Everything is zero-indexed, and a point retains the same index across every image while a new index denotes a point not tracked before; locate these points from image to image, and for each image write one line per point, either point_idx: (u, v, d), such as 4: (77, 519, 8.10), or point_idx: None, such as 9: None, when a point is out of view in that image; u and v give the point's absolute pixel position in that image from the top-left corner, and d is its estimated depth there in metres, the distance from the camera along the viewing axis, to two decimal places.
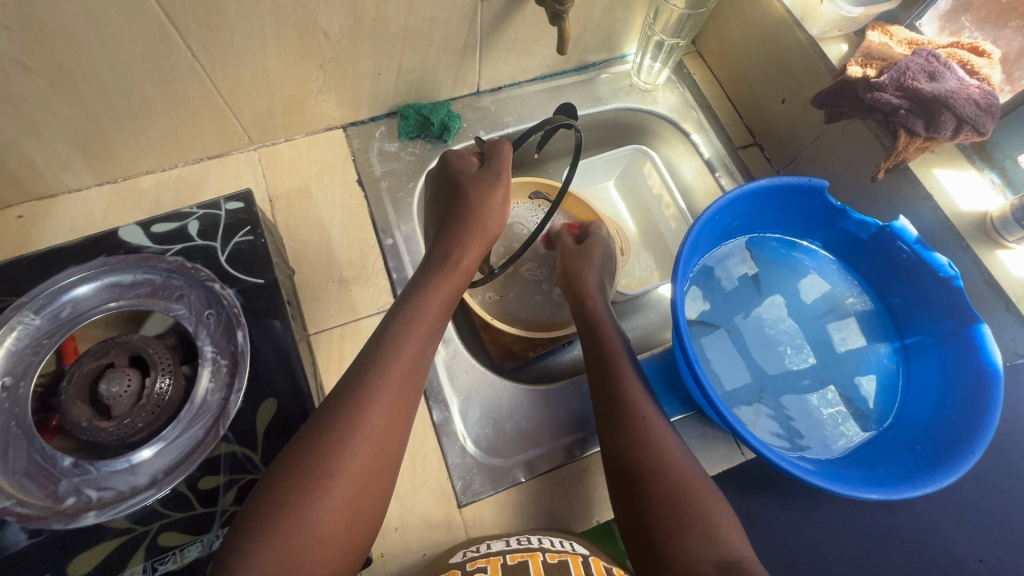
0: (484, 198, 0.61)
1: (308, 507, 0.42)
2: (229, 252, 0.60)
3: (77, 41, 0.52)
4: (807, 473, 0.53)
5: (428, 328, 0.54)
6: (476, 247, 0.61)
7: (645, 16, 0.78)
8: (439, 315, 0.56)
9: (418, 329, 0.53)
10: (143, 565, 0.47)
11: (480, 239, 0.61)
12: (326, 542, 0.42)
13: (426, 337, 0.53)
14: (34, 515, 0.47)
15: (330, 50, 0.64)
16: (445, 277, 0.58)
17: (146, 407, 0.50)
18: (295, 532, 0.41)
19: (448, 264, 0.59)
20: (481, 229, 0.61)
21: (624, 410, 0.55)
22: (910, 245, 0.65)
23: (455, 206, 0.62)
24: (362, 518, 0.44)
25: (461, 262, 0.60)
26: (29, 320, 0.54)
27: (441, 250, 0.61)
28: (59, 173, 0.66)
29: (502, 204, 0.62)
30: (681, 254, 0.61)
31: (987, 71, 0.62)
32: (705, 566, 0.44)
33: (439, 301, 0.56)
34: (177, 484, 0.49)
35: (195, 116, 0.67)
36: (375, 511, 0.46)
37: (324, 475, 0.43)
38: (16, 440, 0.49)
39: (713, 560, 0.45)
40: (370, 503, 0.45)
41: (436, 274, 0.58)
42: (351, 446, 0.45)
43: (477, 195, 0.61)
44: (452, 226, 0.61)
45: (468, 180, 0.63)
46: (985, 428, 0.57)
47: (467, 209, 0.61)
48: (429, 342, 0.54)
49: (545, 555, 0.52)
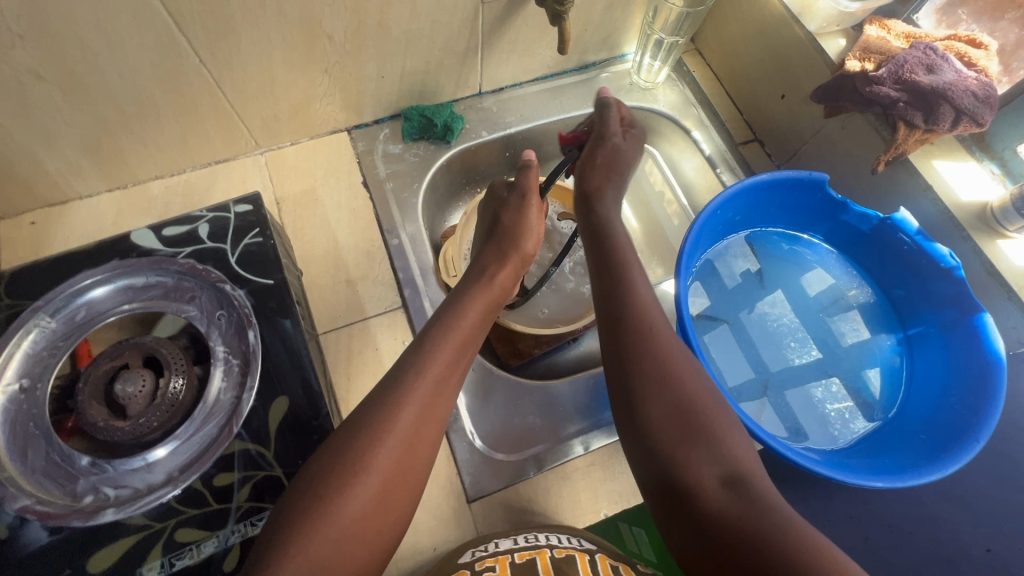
0: (518, 222, 0.67)
1: (326, 519, 0.41)
2: (238, 254, 0.61)
3: (88, 50, 0.53)
4: (813, 463, 0.53)
5: (466, 335, 0.54)
6: (512, 266, 0.64)
7: (644, 14, 0.78)
8: (478, 326, 0.57)
9: (453, 338, 0.53)
10: (161, 561, 0.48)
11: (517, 257, 0.65)
12: (350, 548, 0.42)
13: (460, 347, 0.53)
14: (53, 513, 0.48)
15: (335, 54, 0.65)
16: (481, 289, 0.60)
17: (161, 407, 0.51)
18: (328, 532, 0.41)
19: (485, 276, 0.62)
20: (517, 251, 0.65)
21: (633, 325, 0.51)
22: (911, 237, 0.66)
23: (498, 220, 0.68)
24: (390, 516, 0.44)
25: (497, 277, 0.62)
26: (46, 323, 0.55)
27: (478, 266, 0.63)
28: (71, 180, 0.67)
29: (537, 219, 0.68)
30: (684, 249, 0.62)
31: (984, 63, 0.63)
32: (709, 481, 0.42)
33: (475, 315, 0.57)
34: (192, 482, 0.51)
35: (203, 122, 0.68)
36: (397, 518, 0.45)
37: (347, 480, 0.43)
38: (35, 440, 0.51)
39: (716, 473, 0.42)
40: (394, 510, 0.45)
41: (474, 285, 0.60)
42: (371, 448, 0.44)
43: (511, 218, 0.67)
44: (491, 249, 0.65)
45: (501, 206, 0.68)
46: (989, 417, 0.58)
47: (504, 233, 0.66)
48: (463, 350, 0.53)
49: (553, 551, 0.52)
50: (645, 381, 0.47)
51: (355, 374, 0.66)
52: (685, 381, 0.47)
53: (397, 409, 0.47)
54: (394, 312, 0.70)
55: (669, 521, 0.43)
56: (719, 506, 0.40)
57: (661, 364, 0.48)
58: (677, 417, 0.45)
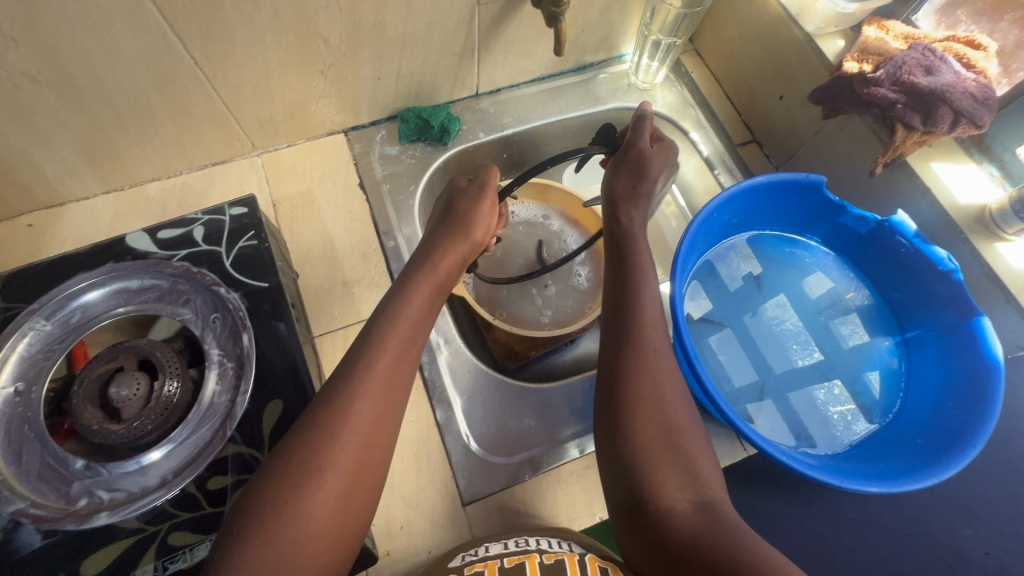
0: (472, 208, 0.64)
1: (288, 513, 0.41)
2: (233, 257, 0.60)
3: (82, 53, 0.53)
4: (807, 467, 0.53)
5: (411, 327, 0.53)
6: (458, 250, 0.61)
7: (642, 14, 0.78)
8: (421, 316, 0.55)
9: (401, 329, 0.52)
10: (154, 565, 0.48)
11: (465, 244, 0.62)
12: (305, 551, 0.41)
13: (400, 349, 0.51)
14: (47, 516, 0.48)
15: (330, 55, 0.65)
16: (426, 274, 0.58)
17: (155, 410, 0.51)
18: (288, 527, 0.41)
19: (431, 261, 0.60)
20: (467, 237, 0.63)
21: (632, 336, 0.50)
22: (909, 239, 0.66)
23: (454, 203, 0.66)
24: (354, 509, 0.44)
25: (443, 262, 0.60)
26: (41, 326, 0.55)
27: (426, 250, 0.62)
28: (67, 182, 0.67)
29: (491, 209, 0.66)
30: (679, 253, 0.62)
31: (983, 65, 0.62)
32: (681, 505, 0.43)
33: (417, 302, 0.55)
34: (186, 485, 0.51)
35: (199, 124, 0.68)
36: (360, 517, 0.45)
37: (304, 477, 0.42)
38: (30, 443, 0.51)
39: (690, 499, 0.43)
40: (356, 504, 0.44)
41: (421, 270, 0.59)
42: (331, 443, 0.44)
43: (464, 205, 0.65)
44: (442, 231, 0.63)
45: (459, 194, 0.67)
46: (986, 422, 0.57)
47: (457, 217, 0.64)
48: (413, 344, 0.52)
49: (541, 556, 0.51)
50: (628, 397, 0.47)
51: None
52: (674, 407, 0.47)
53: None
54: None
55: (634, 535, 0.44)
56: (687, 533, 0.41)
57: (650, 395, 0.47)
58: (666, 440, 0.45)
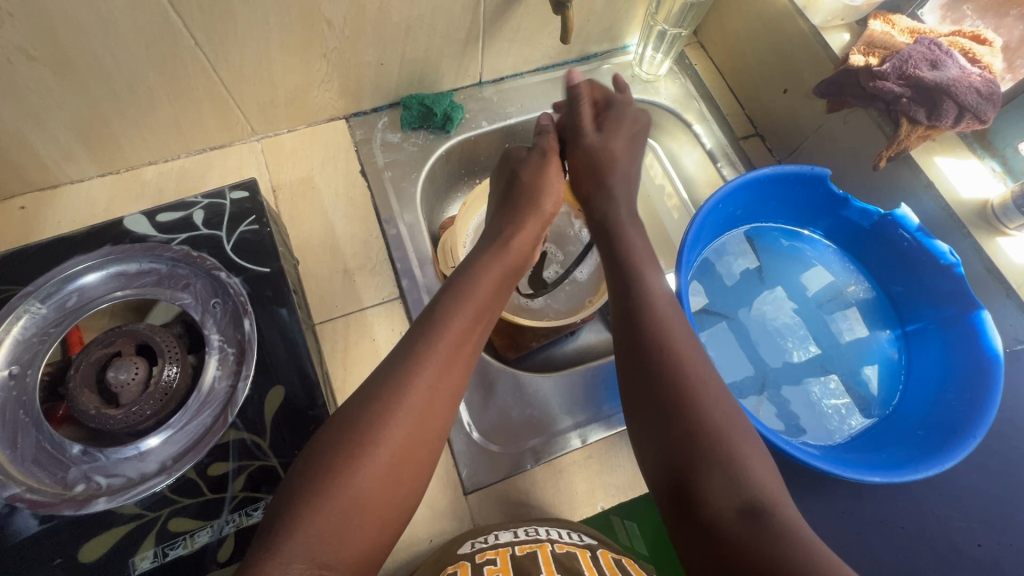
0: (539, 180, 0.62)
1: (337, 488, 0.40)
2: (234, 241, 0.60)
3: (79, 30, 0.51)
4: (812, 457, 0.54)
5: (479, 303, 0.52)
6: (533, 225, 0.60)
7: (647, 5, 0.77)
8: (492, 295, 0.54)
9: (469, 303, 0.52)
10: (153, 551, 0.48)
11: (536, 219, 0.61)
12: (351, 530, 0.40)
13: (460, 329, 0.50)
14: (43, 502, 0.47)
15: (332, 39, 0.64)
16: (495, 254, 0.57)
17: (153, 395, 0.50)
18: (337, 500, 0.40)
19: (499, 240, 0.59)
20: (537, 211, 0.61)
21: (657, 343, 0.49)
22: (911, 233, 0.66)
23: (513, 176, 0.63)
24: (398, 493, 0.43)
25: (511, 239, 0.59)
26: (36, 309, 0.54)
27: (491, 230, 0.60)
28: (62, 164, 0.66)
29: (557, 176, 0.64)
30: (686, 241, 0.62)
31: (988, 60, 0.62)
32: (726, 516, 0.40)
33: (492, 282, 0.54)
34: (186, 471, 0.50)
35: (198, 106, 0.66)
36: (404, 500, 0.43)
37: (352, 455, 0.42)
38: (25, 428, 0.50)
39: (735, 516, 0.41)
40: (400, 490, 0.43)
41: (485, 252, 0.57)
42: (372, 423, 0.43)
43: (530, 175, 0.63)
44: (508, 208, 0.61)
45: (518, 163, 0.64)
46: (985, 413, 0.58)
47: (523, 191, 0.62)
48: (475, 323, 0.51)
49: (554, 545, 0.51)
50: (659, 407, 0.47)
51: (352, 364, 0.66)
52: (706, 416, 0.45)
53: (401, 399, 0.44)
54: (391, 303, 0.70)
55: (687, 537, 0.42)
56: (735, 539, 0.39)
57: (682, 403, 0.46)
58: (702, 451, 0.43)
